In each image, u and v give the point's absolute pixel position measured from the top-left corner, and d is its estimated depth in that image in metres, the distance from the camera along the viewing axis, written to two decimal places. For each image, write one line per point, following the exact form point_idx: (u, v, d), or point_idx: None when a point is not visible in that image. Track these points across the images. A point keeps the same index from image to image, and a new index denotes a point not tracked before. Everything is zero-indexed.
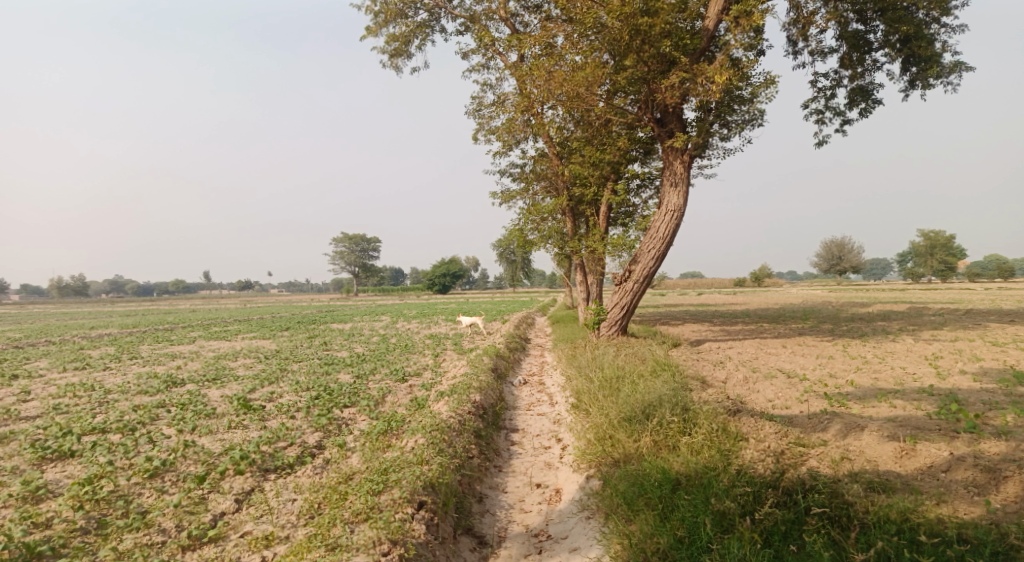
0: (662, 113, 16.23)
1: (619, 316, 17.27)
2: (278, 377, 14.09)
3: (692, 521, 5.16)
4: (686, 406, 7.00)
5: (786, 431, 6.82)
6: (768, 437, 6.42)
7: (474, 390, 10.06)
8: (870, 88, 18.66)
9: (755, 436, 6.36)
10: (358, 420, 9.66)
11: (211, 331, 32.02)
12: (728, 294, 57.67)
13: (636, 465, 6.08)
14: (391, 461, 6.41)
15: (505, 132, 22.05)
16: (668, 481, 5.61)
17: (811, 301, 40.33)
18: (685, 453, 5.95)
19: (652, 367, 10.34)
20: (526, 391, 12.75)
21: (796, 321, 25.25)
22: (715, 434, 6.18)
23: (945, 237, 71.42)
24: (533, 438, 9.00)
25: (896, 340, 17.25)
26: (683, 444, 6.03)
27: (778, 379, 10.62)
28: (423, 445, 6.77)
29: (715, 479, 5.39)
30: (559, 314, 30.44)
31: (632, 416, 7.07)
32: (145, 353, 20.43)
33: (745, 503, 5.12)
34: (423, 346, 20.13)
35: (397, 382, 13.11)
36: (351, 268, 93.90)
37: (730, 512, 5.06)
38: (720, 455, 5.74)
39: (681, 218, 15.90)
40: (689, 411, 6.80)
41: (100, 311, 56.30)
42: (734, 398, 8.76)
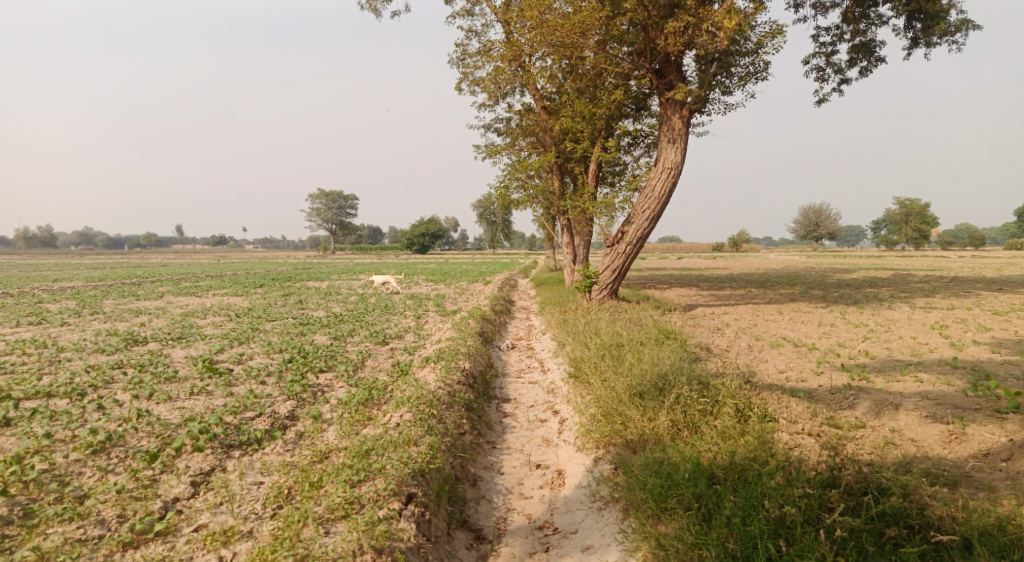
0: (661, 63, 15.15)
1: (610, 279, 16.47)
2: (249, 337, 13.12)
3: (745, 533, 4.41)
4: (703, 381, 6.29)
5: (815, 410, 6.15)
6: (800, 418, 5.75)
7: (462, 356, 9.28)
8: (873, 44, 17.74)
9: (785, 417, 5.69)
10: (335, 387, 8.83)
11: (181, 286, 30.67)
12: (709, 258, 57.45)
13: (659, 454, 5.37)
14: (375, 442, 5.62)
15: (491, 83, 20.82)
16: (703, 475, 4.92)
17: (791, 266, 39.97)
18: (713, 440, 5.28)
19: (653, 335, 9.62)
20: (514, 356, 12.01)
21: (785, 286, 24.84)
22: (741, 418, 5.49)
23: (922, 206, 71.60)
24: (527, 410, 8.27)
25: (893, 307, 16.83)
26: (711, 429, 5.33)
27: (786, 349, 10.01)
28: (410, 422, 6.00)
29: (764, 475, 4.71)
30: (543, 275, 29.67)
31: (644, 392, 6.35)
32: (107, 309, 19.22)
33: (808, 508, 4.44)
34: (405, 307, 19.23)
35: (378, 345, 12.27)
36: (328, 225, 91.80)
37: (790, 519, 4.39)
38: (758, 443, 5.06)
39: (678, 176, 15.04)
40: (710, 388, 6.08)
41: (66, 264, 54.09)
42: (745, 370, 8.09)
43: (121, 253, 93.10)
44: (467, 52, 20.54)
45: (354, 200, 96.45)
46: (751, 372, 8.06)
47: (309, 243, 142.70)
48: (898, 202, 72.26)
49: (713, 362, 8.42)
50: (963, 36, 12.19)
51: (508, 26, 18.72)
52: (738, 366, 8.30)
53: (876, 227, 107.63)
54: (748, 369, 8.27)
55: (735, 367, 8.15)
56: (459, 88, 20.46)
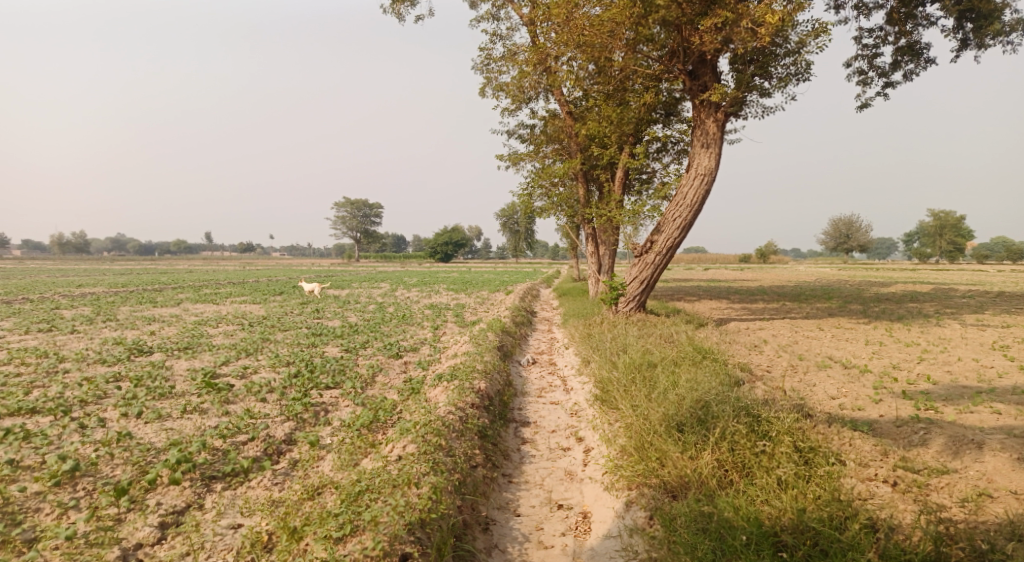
0: (694, 64, 14.34)
1: (638, 291, 15.58)
2: (258, 348, 12.52)
3: None
4: (752, 410, 5.47)
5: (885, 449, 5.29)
6: (869, 461, 4.95)
7: (477, 374, 8.51)
8: (919, 46, 16.69)
9: (852, 459, 4.93)
10: (340, 407, 8.13)
11: (202, 293, 30.40)
12: (735, 270, 55.87)
13: (706, 508, 4.63)
14: (369, 483, 4.98)
15: (516, 88, 20.17)
16: (767, 541, 4.29)
17: (824, 280, 38.47)
18: (770, 494, 4.61)
19: (687, 354, 8.79)
20: (535, 373, 11.20)
21: (821, 300, 23.59)
22: (797, 466, 4.75)
23: (957, 219, 69.07)
24: (548, 435, 7.49)
25: (944, 324, 15.62)
26: (769, 480, 4.69)
27: (835, 371, 9.04)
28: (412, 456, 5.29)
29: (838, 549, 4.15)
30: (566, 286, 28.80)
31: (684, 424, 5.56)
32: (122, 316, 18.86)
33: None
34: (422, 317, 18.56)
35: (390, 359, 11.58)
36: (353, 233, 91.92)
37: None
38: (828, 499, 4.43)
39: (711, 182, 14.18)
40: (762, 422, 5.28)
41: (96, 270, 54.71)
42: (794, 394, 7.21)
43: (150, 259, 94.29)
44: (491, 56, 19.96)
45: (378, 208, 96.61)
46: (800, 398, 7.18)
47: (333, 251, 143.62)
48: (933, 213, 69.96)
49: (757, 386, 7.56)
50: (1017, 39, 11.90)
51: (534, 28, 18.10)
52: (785, 391, 7.42)
53: (909, 239, 104.63)
54: (798, 394, 7.37)
55: (783, 392, 7.27)
56: (482, 93, 19.89)
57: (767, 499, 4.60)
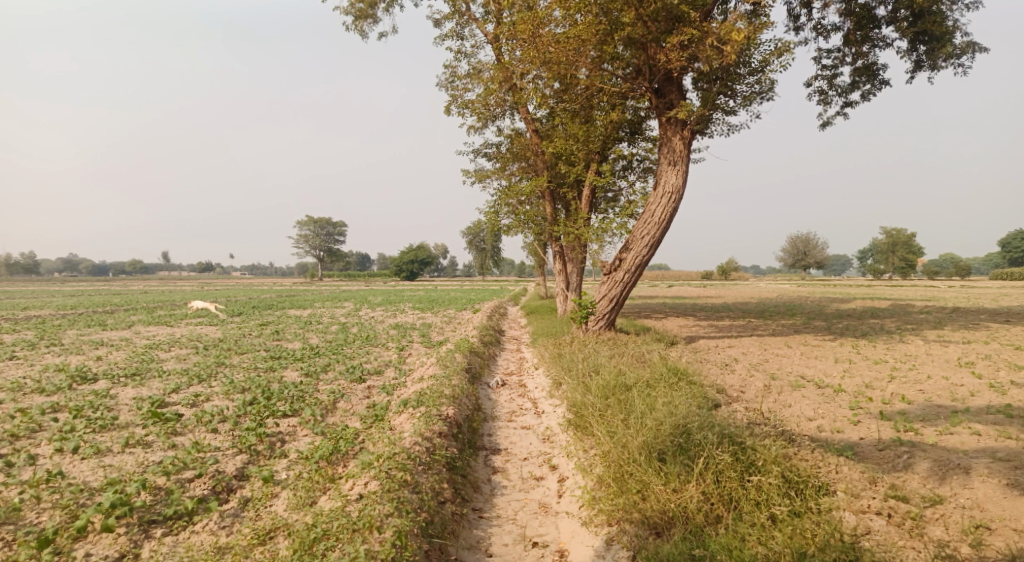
0: (660, 81, 14.37)
1: (607, 310, 15.36)
2: (212, 374, 11.84)
3: None
4: (734, 437, 5.35)
5: (870, 480, 5.11)
6: (858, 494, 4.87)
7: (445, 400, 8.10)
8: (876, 67, 17.07)
9: (842, 492, 4.89)
10: (298, 437, 7.62)
11: (156, 314, 29.14)
12: (699, 287, 56.42)
13: (698, 551, 4.58)
14: (327, 528, 4.59)
15: (481, 105, 19.98)
16: None
17: (786, 296, 38.97)
18: (761, 535, 4.57)
19: (661, 375, 8.56)
20: (505, 396, 10.82)
21: (785, 317, 23.81)
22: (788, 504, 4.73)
23: (908, 236, 71.37)
24: (520, 463, 7.15)
25: (907, 340, 15.81)
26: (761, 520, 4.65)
27: (809, 391, 8.91)
28: (375, 496, 4.87)
29: None
30: (533, 304, 28.51)
31: (664, 453, 5.39)
32: (66, 340, 17.80)
33: None
34: (387, 338, 18.00)
35: (353, 383, 11.07)
36: (316, 252, 90.31)
37: None
38: (822, 539, 4.41)
39: (679, 200, 14.15)
40: (746, 450, 5.20)
41: (44, 291, 52.31)
42: (772, 417, 7.00)
43: (102, 279, 90.87)
44: (456, 73, 19.77)
45: (343, 226, 95.30)
46: (779, 420, 6.97)
47: (296, 269, 140.87)
48: (885, 231, 72.25)
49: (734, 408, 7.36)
50: (968, 60, 12.07)
51: (499, 45, 18.00)
52: (763, 413, 7.21)
53: (864, 256, 107.92)
54: (776, 417, 7.17)
55: (761, 414, 7.06)
56: (448, 110, 19.65)
57: (762, 540, 4.55)
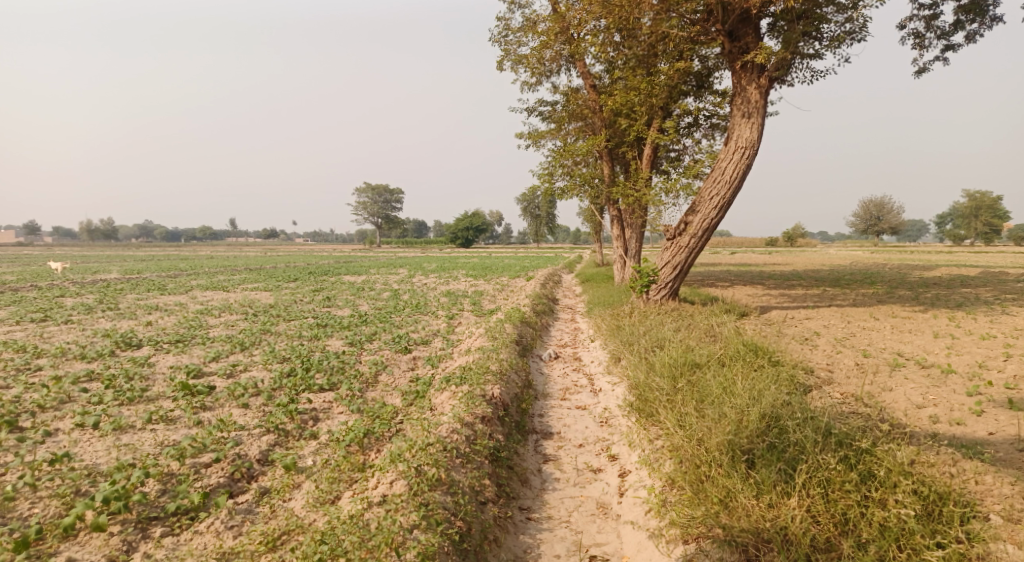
0: (734, 23, 12.81)
1: (670, 278, 14.16)
2: (255, 342, 11.45)
3: None
4: (837, 440, 4.61)
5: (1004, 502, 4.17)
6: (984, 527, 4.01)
7: (491, 378, 7.26)
8: (986, 3, 14.82)
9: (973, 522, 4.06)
10: (331, 415, 7.02)
11: (215, 280, 29.54)
12: (763, 254, 53.73)
13: None
14: (338, 545, 4.18)
15: (536, 60, 18.73)
16: None
17: (859, 264, 36.21)
18: None
19: (736, 352, 7.53)
20: (558, 370, 9.97)
21: (864, 286, 21.88)
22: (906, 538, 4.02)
23: (994, 199, 65.85)
24: (575, 452, 6.33)
25: (1013, 311, 13.96)
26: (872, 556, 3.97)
27: (912, 371, 7.65)
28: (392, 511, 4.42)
29: None
30: (589, 271, 27.30)
31: (753, 454, 4.73)
32: (124, 304, 17.98)
33: None
34: (437, 305, 17.36)
35: (397, 354, 10.45)
36: (373, 220, 91.17)
37: None
38: None
39: (753, 156, 12.74)
40: (858, 458, 4.47)
41: (121, 257, 54.62)
42: (877, 408, 5.86)
43: (174, 246, 94.54)
44: (509, 26, 18.57)
45: (398, 194, 95.63)
46: (884, 412, 5.84)
47: (355, 236, 143.36)
48: (968, 194, 66.90)
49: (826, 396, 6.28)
50: None
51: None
52: (865, 403, 6.06)
53: (942, 221, 101.00)
54: (882, 407, 6.00)
55: (862, 405, 5.94)
56: (500, 67, 18.54)
57: None
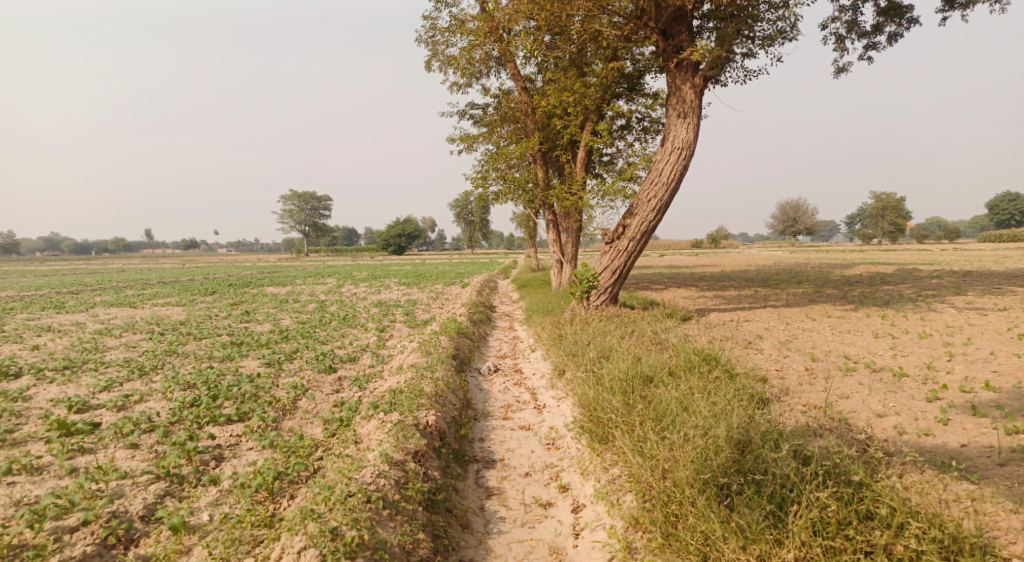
0: (668, 21, 12.55)
1: (610, 283, 13.71)
2: (158, 365, 10.15)
3: None
4: (818, 474, 4.43)
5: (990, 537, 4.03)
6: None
7: (425, 402, 6.48)
8: (903, 6, 15.27)
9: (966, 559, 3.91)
10: (239, 453, 6.06)
11: (122, 296, 27.08)
12: (690, 256, 54.95)
13: None
14: None
15: (465, 61, 18.04)
16: None
17: (782, 263, 37.30)
18: None
19: (688, 362, 7.08)
20: (498, 385, 9.25)
21: (793, 286, 22.24)
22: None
23: (897, 201, 69.92)
24: (521, 482, 5.66)
25: (939, 308, 14.29)
26: None
27: (864, 376, 7.40)
28: None
29: None
30: (525, 277, 26.73)
31: (733, 496, 4.49)
32: (9, 326, 15.92)
33: None
34: (367, 318, 16.31)
35: (321, 375, 9.45)
36: (301, 228, 87.83)
37: None
38: None
39: (690, 156, 12.50)
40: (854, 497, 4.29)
41: (18, 272, 50.00)
42: (842, 430, 5.43)
43: (81, 259, 87.98)
44: (436, 26, 17.82)
45: (326, 201, 92.47)
46: (852, 432, 5.43)
47: (283, 245, 137.88)
48: (875, 197, 70.78)
49: (784, 412, 5.88)
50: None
51: None
52: (828, 421, 5.66)
53: (852, 222, 106.96)
54: (846, 424, 5.60)
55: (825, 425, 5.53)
56: (428, 67, 17.74)
57: None
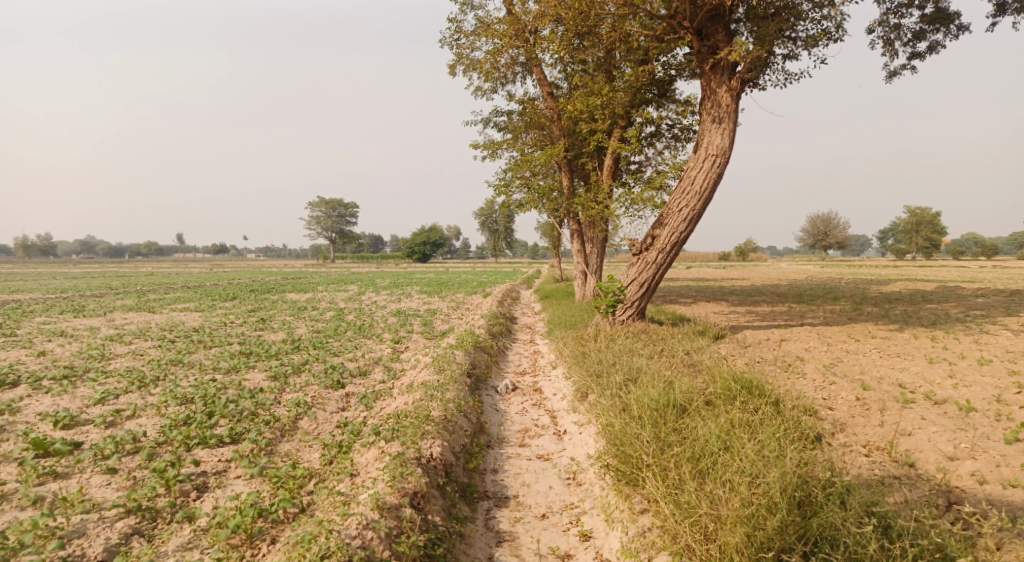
0: (703, 21, 11.80)
1: (637, 296, 12.95)
2: (159, 376, 9.65)
3: None
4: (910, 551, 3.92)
5: None
6: None
7: (431, 429, 5.85)
8: (951, 11, 14.31)
9: None
10: (223, 484, 5.48)
11: (143, 300, 26.95)
12: (720, 267, 53.36)
13: None
14: None
15: (490, 66, 17.48)
16: None
17: (815, 278, 35.84)
18: None
19: (727, 389, 6.32)
20: (515, 406, 8.55)
21: (829, 302, 21.12)
22: None
23: (933, 214, 67.51)
24: (536, 527, 5.00)
25: (994, 329, 13.19)
26: None
27: (928, 409, 6.54)
28: None
29: None
30: (548, 287, 26.00)
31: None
32: (23, 330, 15.67)
33: None
34: (383, 328, 15.73)
35: (327, 390, 8.84)
36: (327, 235, 88.21)
37: None
38: None
39: (725, 164, 11.73)
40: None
41: (51, 275, 50.67)
42: (910, 487, 4.64)
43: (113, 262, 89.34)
44: (460, 29, 17.31)
45: (352, 209, 92.80)
46: (927, 485, 4.64)
47: (309, 251, 138.92)
48: (909, 210, 68.47)
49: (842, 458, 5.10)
50: None
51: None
52: (894, 472, 4.89)
53: (884, 235, 104.02)
54: (916, 476, 4.81)
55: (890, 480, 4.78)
56: (451, 71, 17.25)
57: None
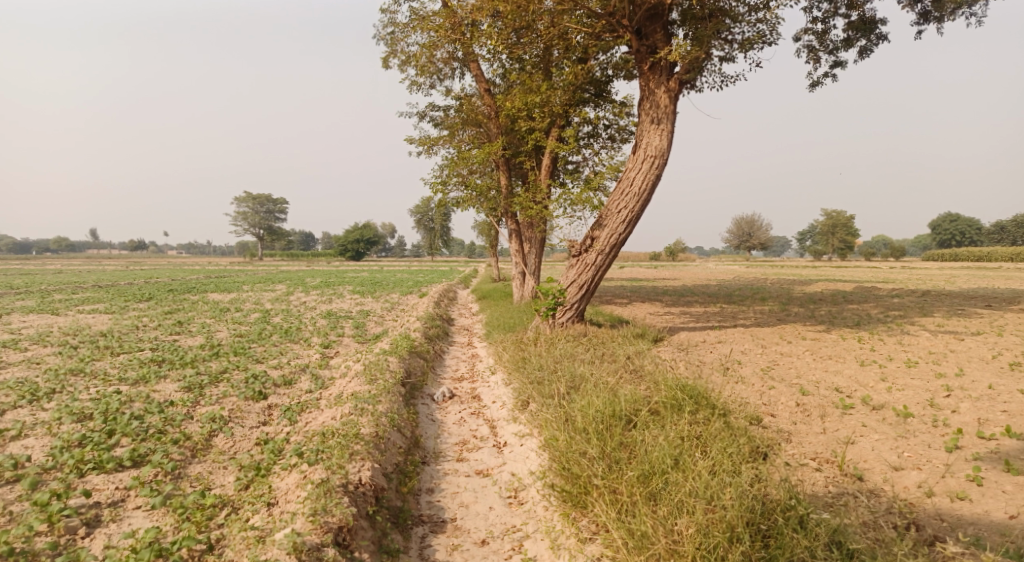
0: (642, 20, 11.69)
1: (576, 299, 12.75)
2: (54, 388, 8.64)
3: None
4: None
5: None
6: None
7: (361, 450, 5.34)
8: (874, 21, 14.85)
9: None
10: (118, 517, 4.80)
11: (46, 300, 24.73)
12: (652, 268, 54.43)
13: None
14: None
15: (425, 60, 16.93)
16: None
17: (742, 278, 36.94)
18: None
19: (673, 398, 6.12)
20: (452, 416, 8.11)
21: (758, 302, 21.67)
22: None
23: (848, 218, 71.38)
24: (477, 556, 4.62)
25: (914, 330, 13.74)
26: None
27: (867, 415, 6.54)
28: None
29: None
30: (485, 288, 25.61)
31: None
32: None
33: None
34: (312, 331, 14.89)
35: (248, 402, 8.12)
36: (254, 231, 84.66)
37: None
38: None
39: (663, 166, 11.68)
40: None
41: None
42: (860, 504, 4.53)
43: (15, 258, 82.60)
44: (394, 21, 16.67)
45: (281, 205, 89.48)
46: (878, 503, 4.57)
47: (236, 248, 133.27)
48: (826, 214, 72.13)
49: (791, 472, 4.96)
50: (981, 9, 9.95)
51: None
52: (842, 487, 4.78)
53: (803, 237, 109.42)
54: (864, 491, 4.72)
55: (839, 495, 4.66)
56: (385, 65, 16.59)
57: None
